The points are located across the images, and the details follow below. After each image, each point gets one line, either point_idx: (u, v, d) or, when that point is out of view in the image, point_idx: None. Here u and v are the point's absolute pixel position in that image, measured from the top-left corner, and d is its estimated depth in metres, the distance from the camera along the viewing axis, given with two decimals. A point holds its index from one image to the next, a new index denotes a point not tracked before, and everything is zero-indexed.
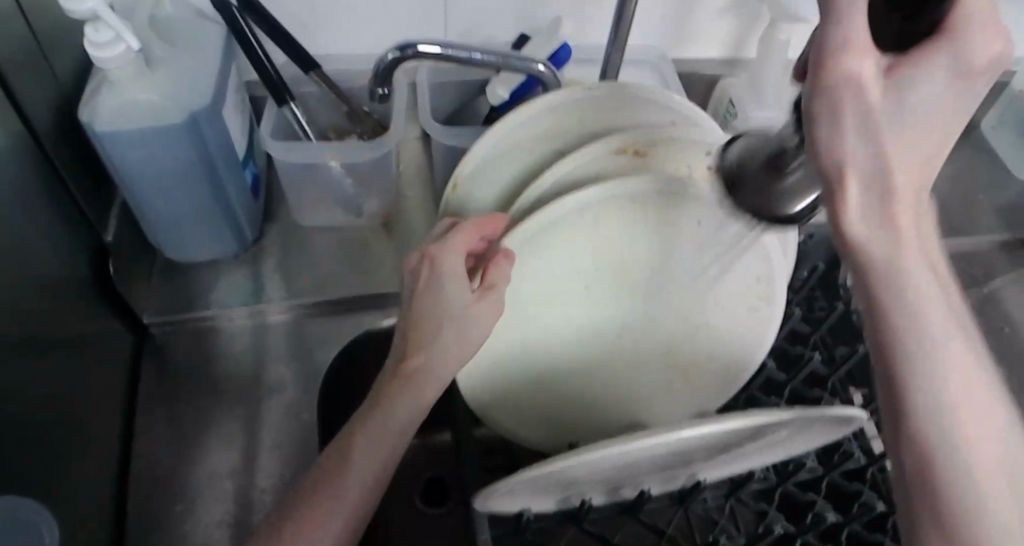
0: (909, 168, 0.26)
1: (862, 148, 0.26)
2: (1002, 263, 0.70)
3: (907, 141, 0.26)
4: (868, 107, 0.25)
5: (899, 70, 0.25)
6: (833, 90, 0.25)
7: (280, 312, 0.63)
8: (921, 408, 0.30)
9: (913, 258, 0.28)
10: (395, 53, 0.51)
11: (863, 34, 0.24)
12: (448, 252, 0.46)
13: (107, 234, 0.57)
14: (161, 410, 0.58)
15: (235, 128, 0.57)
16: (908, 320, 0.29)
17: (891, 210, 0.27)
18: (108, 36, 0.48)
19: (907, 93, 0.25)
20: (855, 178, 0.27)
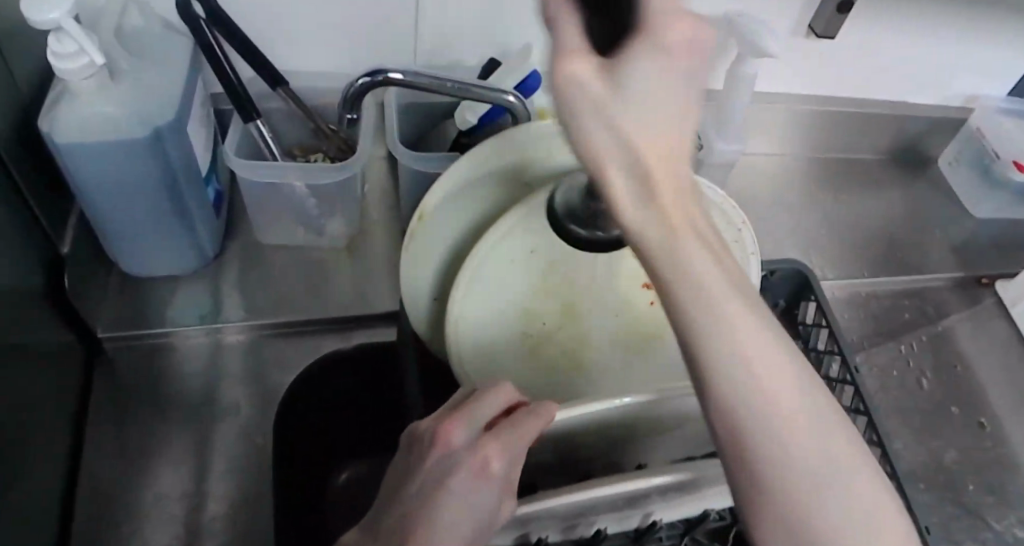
0: (652, 150, 0.25)
1: (608, 139, 0.26)
2: (953, 301, 0.72)
3: (647, 131, 0.25)
4: (589, 96, 0.25)
5: (615, 66, 0.25)
6: (565, 86, 0.25)
7: (238, 333, 0.62)
8: (760, 422, 0.27)
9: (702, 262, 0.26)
10: (365, 79, 0.50)
11: (573, 31, 0.25)
12: (498, 440, 0.35)
13: (62, 245, 0.56)
14: (110, 429, 0.57)
15: (199, 145, 0.56)
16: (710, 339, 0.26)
17: (656, 197, 0.26)
18: (72, 47, 0.46)
19: (632, 82, 0.24)
20: (612, 173, 0.26)
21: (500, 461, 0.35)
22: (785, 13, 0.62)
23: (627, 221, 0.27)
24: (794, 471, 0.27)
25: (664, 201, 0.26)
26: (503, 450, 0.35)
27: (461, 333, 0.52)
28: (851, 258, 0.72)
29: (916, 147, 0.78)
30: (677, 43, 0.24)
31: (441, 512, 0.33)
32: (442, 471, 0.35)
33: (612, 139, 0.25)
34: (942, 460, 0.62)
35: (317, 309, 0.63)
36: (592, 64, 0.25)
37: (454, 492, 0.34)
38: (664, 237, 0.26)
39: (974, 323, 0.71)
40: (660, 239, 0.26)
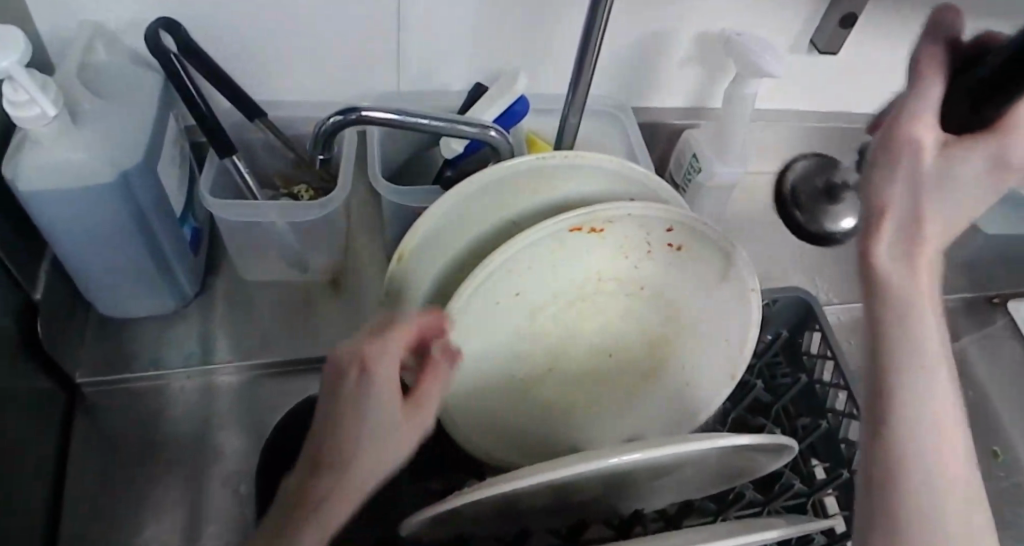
0: (936, 220, 0.32)
1: (909, 205, 0.31)
2: (965, 322, 0.69)
3: (947, 201, 0.31)
4: (918, 163, 0.31)
5: (950, 149, 0.31)
6: (898, 143, 0.31)
7: (227, 374, 0.61)
8: (908, 418, 0.35)
9: (925, 300, 0.34)
10: (338, 117, 0.48)
11: (930, 107, 0.31)
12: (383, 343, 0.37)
13: (35, 291, 0.54)
14: (91, 479, 0.55)
15: (172, 185, 0.54)
16: (901, 354, 0.35)
17: (916, 257, 0.33)
18: (24, 96, 0.44)
19: (954, 164, 0.31)
20: (890, 220, 0.32)
21: (386, 354, 0.37)
22: (783, 29, 0.60)
23: (876, 255, 0.33)
24: (937, 462, 0.35)
25: (914, 257, 0.33)
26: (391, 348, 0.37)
27: (450, 378, 0.47)
28: (856, 280, 0.69)
29: None
30: (1011, 154, 0.31)
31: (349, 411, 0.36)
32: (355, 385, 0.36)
33: (908, 201, 0.31)
34: None
35: (307, 348, 0.62)
36: (940, 137, 0.31)
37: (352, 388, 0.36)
38: (909, 277, 0.33)
39: (985, 346, 0.68)
40: (901, 275, 0.33)
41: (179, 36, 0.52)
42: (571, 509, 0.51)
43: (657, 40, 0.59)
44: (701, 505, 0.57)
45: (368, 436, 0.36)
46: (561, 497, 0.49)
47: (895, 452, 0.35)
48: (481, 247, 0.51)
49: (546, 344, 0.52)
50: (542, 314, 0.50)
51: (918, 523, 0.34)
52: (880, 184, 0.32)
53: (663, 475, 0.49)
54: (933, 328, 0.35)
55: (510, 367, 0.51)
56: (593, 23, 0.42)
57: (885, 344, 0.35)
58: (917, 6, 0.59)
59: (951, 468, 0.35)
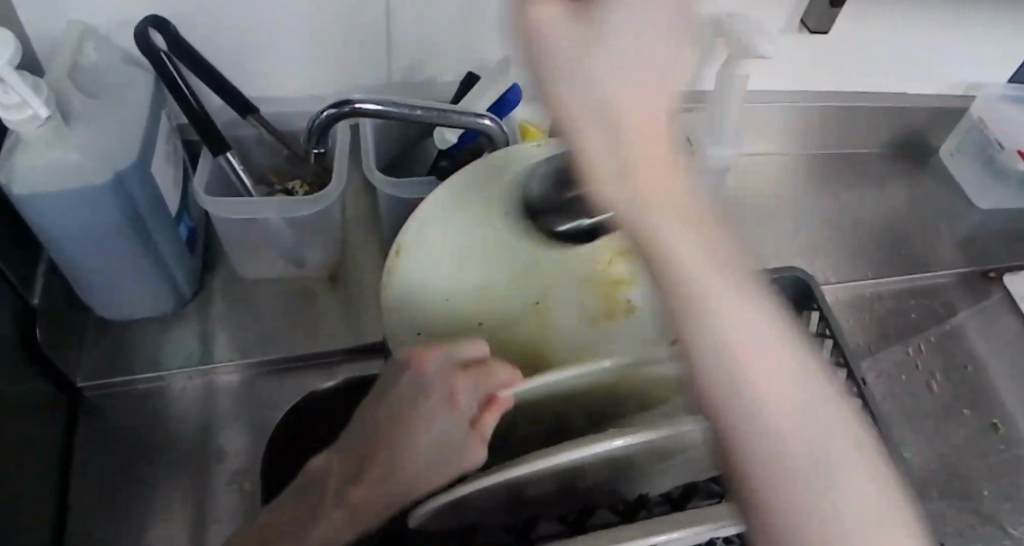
0: (632, 98, 0.31)
1: (600, 93, 0.31)
2: (961, 297, 0.69)
3: (624, 89, 0.31)
4: (556, 48, 0.32)
5: (595, 13, 0.31)
6: (542, 46, 0.32)
7: (227, 371, 0.60)
8: (747, 359, 0.28)
9: (671, 228, 0.30)
10: (331, 111, 0.48)
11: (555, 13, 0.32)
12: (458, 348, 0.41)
13: (33, 295, 0.54)
14: (97, 482, 0.55)
15: (167, 184, 0.54)
16: (692, 320, 0.29)
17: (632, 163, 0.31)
18: (16, 99, 0.44)
19: (604, 34, 0.31)
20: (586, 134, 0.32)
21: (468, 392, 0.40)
22: (772, 11, 0.60)
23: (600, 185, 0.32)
24: (779, 429, 0.28)
25: (641, 160, 0.30)
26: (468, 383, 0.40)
27: None
28: (853, 259, 0.69)
29: (915, 138, 0.76)
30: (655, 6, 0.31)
31: (409, 434, 0.39)
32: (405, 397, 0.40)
33: (590, 88, 0.31)
34: (959, 466, 0.60)
35: (305, 343, 0.62)
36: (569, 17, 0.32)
37: (421, 413, 0.40)
38: (637, 203, 0.30)
39: (981, 320, 0.68)
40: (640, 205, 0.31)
41: (168, 33, 0.51)
42: (575, 496, 0.51)
43: None
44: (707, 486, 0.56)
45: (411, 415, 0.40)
46: (567, 482, 0.49)
47: (722, 419, 0.28)
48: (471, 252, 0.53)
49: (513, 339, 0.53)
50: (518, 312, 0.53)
51: (764, 472, 0.27)
52: (576, 93, 0.31)
53: (669, 458, 0.50)
54: (699, 270, 0.29)
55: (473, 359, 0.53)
56: None
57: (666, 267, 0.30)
58: None
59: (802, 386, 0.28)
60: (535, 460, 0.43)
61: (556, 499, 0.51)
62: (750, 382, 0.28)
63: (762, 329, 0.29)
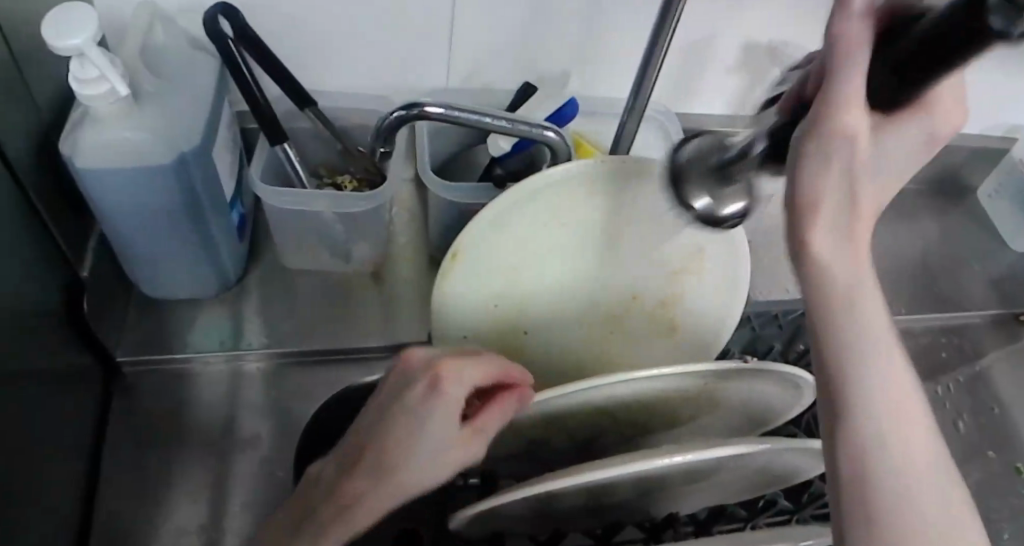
0: (874, 200, 0.25)
1: (845, 189, 0.24)
2: (990, 338, 0.70)
3: (877, 189, 0.25)
4: (853, 148, 0.23)
5: (886, 129, 0.24)
6: (823, 144, 0.23)
7: (260, 359, 0.61)
8: (867, 420, 0.29)
9: (867, 286, 0.27)
10: (401, 112, 0.49)
11: (859, 79, 0.22)
12: (456, 363, 0.39)
13: (82, 269, 0.54)
14: (129, 458, 0.56)
15: (224, 169, 0.55)
16: (850, 362, 0.28)
17: (858, 253, 0.26)
18: (94, 73, 0.44)
19: (890, 150, 0.24)
20: (820, 220, 0.25)
21: (457, 385, 0.38)
22: None
23: (816, 253, 0.26)
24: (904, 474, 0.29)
25: (859, 238, 0.26)
26: (458, 381, 0.38)
27: None
28: (887, 293, 0.70)
29: (954, 177, 0.76)
30: (938, 130, 0.25)
31: (399, 425, 0.38)
32: (397, 391, 0.39)
33: (843, 190, 0.24)
34: (980, 506, 0.60)
35: (341, 337, 0.62)
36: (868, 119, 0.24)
37: (418, 413, 0.38)
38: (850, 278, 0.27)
39: (1010, 363, 0.69)
40: (844, 273, 0.26)
41: (237, 23, 0.52)
42: (606, 509, 0.52)
43: (704, 46, 0.59)
44: (732, 510, 0.57)
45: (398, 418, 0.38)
46: (597, 497, 0.49)
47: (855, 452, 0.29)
48: (519, 262, 0.52)
49: (550, 348, 0.55)
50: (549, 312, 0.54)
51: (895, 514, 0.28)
52: (814, 169, 0.24)
53: (700, 479, 0.50)
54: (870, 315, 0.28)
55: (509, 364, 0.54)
56: (655, 51, 0.44)
57: (819, 329, 0.28)
58: None
59: (912, 446, 0.29)
60: (578, 476, 0.43)
61: (586, 514, 0.52)
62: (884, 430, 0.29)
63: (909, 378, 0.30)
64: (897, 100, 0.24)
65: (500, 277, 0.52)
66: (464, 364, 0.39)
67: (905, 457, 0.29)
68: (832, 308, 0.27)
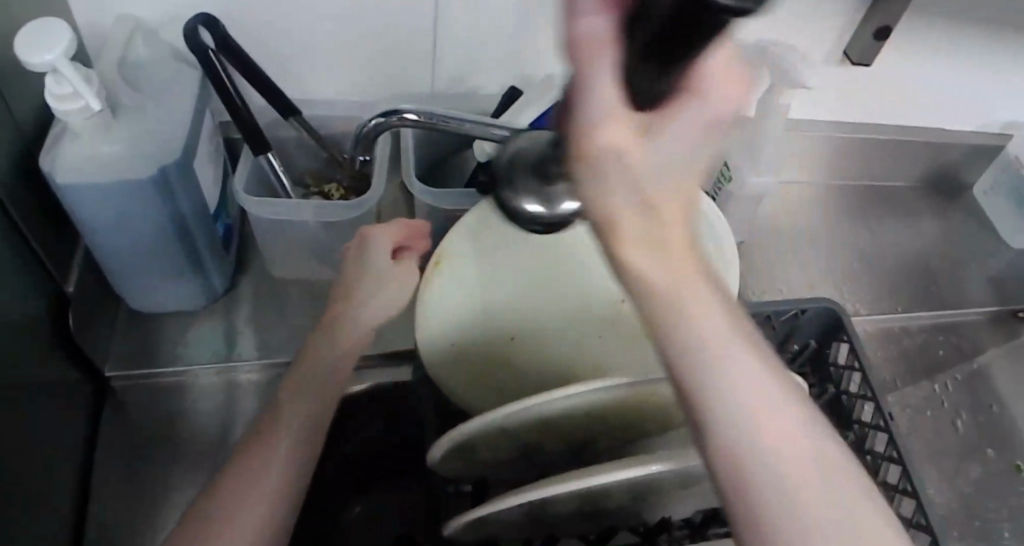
0: (663, 186, 0.29)
1: (633, 194, 0.29)
2: (989, 336, 0.69)
3: (662, 182, 0.29)
4: (622, 161, 0.27)
5: (658, 121, 0.27)
6: (598, 156, 0.28)
7: (251, 371, 0.60)
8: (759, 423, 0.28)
9: (694, 295, 0.30)
10: (379, 119, 0.49)
11: (608, 79, 0.25)
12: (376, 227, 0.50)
13: (67, 284, 0.54)
14: (118, 473, 0.56)
15: (208, 181, 0.54)
16: (702, 367, 0.29)
17: (670, 248, 0.30)
18: (69, 89, 0.44)
19: (662, 140, 0.28)
20: (623, 227, 0.30)
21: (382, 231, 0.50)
22: (819, 42, 0.60)
23: (628, 255, 0.30)
24: (784, 466, 0.28)
25: (671, 244, 0.30)
26: (378, 236, 0.50)
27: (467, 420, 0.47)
28: (883, 292, 0.69)
29: (949, 174, 0.76)
30: (715, 111, 0.28)
31: (356, 283, 0.48)
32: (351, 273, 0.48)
33: (629, 193, 0.29)
34: (982, 506, 0.60)
35: None
36: (637, 120, 0.27)
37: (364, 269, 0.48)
38: (671, 281, 0.30)
39: (1009, 361, 0.68)
40: (661, 275, 0.30)
41: (217, 33, 0.52)
42: (600, 516, 0.51)
43: None
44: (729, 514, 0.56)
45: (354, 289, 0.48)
46: (592, 502, 0.49)
47: (736, 458, 0.28)
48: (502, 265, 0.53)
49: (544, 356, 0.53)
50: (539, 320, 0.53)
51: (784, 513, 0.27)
52: (596, 180, 0.28)
53: (694, 483, 0.49)
54: (709, 307, 0.31)
55: (501, 373, 0.52)
56: None
57: (665, 332, 0.30)
58: (956, 20, 0.59)
59: (794, 454, 0.28)
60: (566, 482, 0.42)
61: (579, 520, 0.52)
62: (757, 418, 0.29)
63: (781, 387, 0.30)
64: (663, 82, 0.25)
65: (487, 279, 0.53)
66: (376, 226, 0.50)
67: (783, 450, 0.28)
68: (653, 302, 0.30)
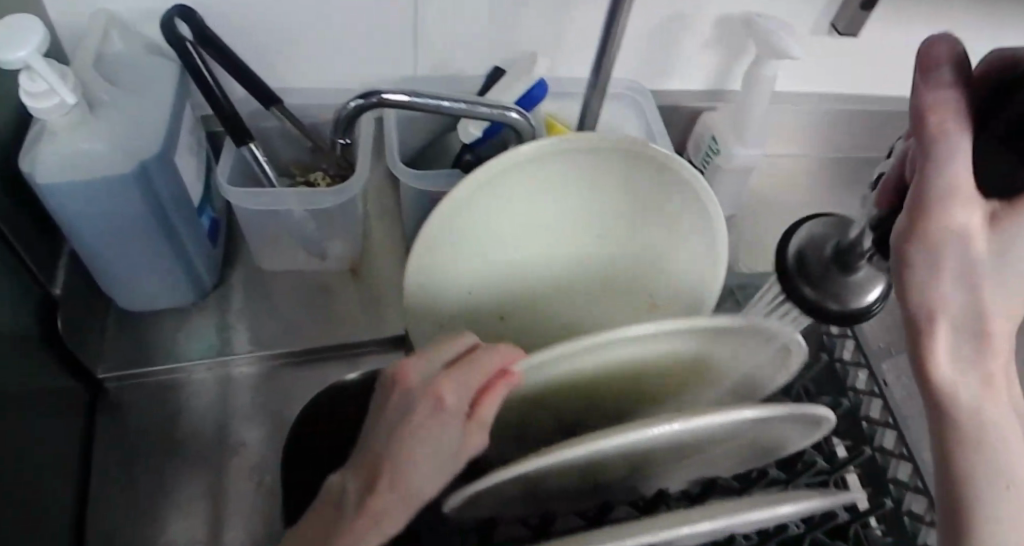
0: (1002, 322, 0.28)
1: (960, 294, 0.27)
2: None
3: (1015, 289, 0.28)
4: (966, 246, 0.26)
5: (997, 226, 0.27)
6: (929, 238, 0.26)
7: (245, 365, 0.60)
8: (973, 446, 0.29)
9: (992, 363, 0.29)
10: (359, 101, 0.49)
11: (963, 165, 0.26)
12: (456, 376, 0.36)
13: (54, 285, 0.53)
14: (116, 475, 0.55)
15: (191, 174, 0.54)
16: (971, 438, 0.29)
17: (985, 358, 0.28)
18: (43, 86, 0.44)
19: (1010, 243, 0.27)
20: (940, 330, 0.28)
21: (456, 395, 0.36)
22: (805, 12, 0.59)
23: (935, 357, 0.28)
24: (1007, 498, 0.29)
25: (990, 333, 0.28)
26: (458, 388, 0.36)
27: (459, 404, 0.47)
28: None
29: None
30: None
31: (403, 452, 0.35)
32: (409, 419, 0.36)
33: (961, 295, 0.27)
34: None
35: (327, 337, 0.61)
36: (980, 216, 0.27)
37: (441, 438, 0.35)
38: (977, 356, 0.28)
39: None
40: (972, 396, 0.29)
41: (194, 25, 0.51)
42: (596, 491, 0.51)
43: (677, 20, 0.58)
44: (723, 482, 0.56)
45: (420, 454, 0.35)
46: (589, 477, 0.49)
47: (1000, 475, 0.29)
48: (495, 236, 0.52)
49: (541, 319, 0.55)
50: (532, 281, 0.55)
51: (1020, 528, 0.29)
52: (926, 278, 0.27)
53: (689, 456, 0.50)
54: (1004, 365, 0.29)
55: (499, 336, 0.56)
56: (612, 23, 0.44)
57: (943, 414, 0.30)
58: None
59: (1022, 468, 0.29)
60: (606, 541, 0.38)
61: (574, 498, 0.52)
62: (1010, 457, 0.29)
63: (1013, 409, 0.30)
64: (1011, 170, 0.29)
65: (481, 250, 0.52)
66: (460, 376, 0.36)
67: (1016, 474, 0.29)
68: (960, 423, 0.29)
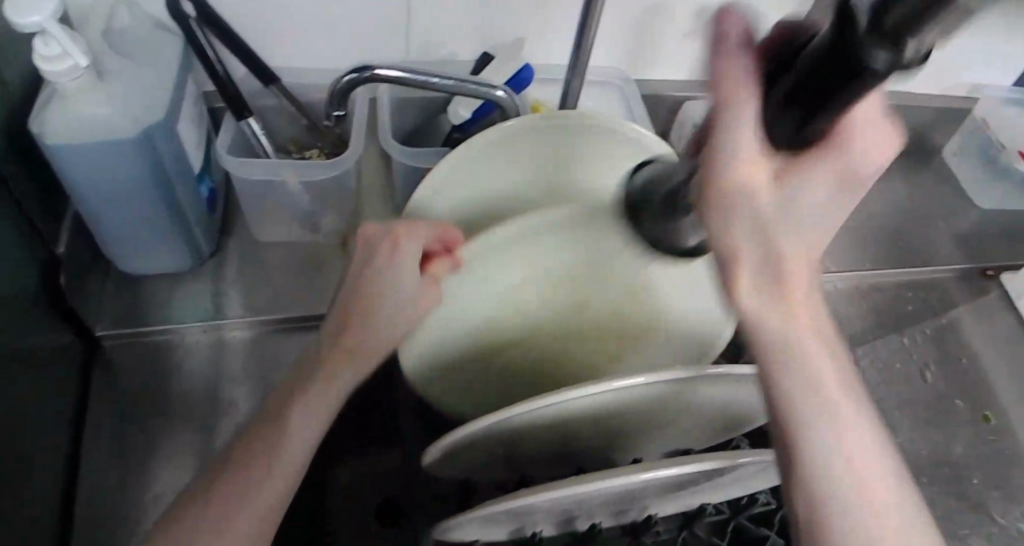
0: (797, 252, 0.29)
1: (757, 242, 0.29)
2: (959, 292, 0.71)
3: (807, 231, 0.29)
4: (756, 207, 0.28)
5: (789, 178, 0.27)
6: (727, 196, 0.28)
7: (237, 330, 0.63)
8: (789, 400, 0.31)
9: (805, 317, 0.31)
10: (352, 75, 0.51)
11: (750, 125, 0.26)
12: (411, 230, 0.44)
13: (58, 245, 0.56)
14: (107, 429, 0.57)
15: (191, 144, 0.56)
16: (782, 382, 0.31)
17: (788, 299, 0.30)
18: (57, 50, 0.46)
19: (745, 196, 0.27)
20: (743, 266, 0.29)
21: (411, 242, 0.44)
22: None
23: (741, 294, 0.30)
24: (859, 468, 0.31)
25: (790, 280, 0.30)
26: (414, 237, 0.44)
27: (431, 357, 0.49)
28: (853, 250, 0.71)
29: (920, 138, 0.78)
30: (859, 168, 0.28)
31: (368, 292, 0.43)
32: (369, 265, 0.44)
33: (759, 242, 0.29)
34: (949, 453, 0.61)
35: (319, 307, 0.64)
36: (773, 169, 0.27)
37: (389, 277, 0.43)
38: (790, 297, 0.30)
39: (979, 315, 0.70)
40: (777, 318, 0.30)
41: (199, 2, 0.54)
42: (571, 457, 0.53)
43: (659, 11, 0.61)
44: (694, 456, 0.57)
45: (372, 296, 0.43)
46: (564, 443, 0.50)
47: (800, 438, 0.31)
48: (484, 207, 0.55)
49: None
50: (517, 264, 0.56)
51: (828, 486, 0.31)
52: (719, 218, 0.28)
53: (665, 423, 0.51)
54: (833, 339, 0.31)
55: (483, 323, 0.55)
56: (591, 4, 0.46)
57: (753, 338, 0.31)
58: None
59: (857, 434, 0.31)
60: (566, 484, 0.40)
61: (550, 464, 0.53)
62: (834, 421, 0.31)
63: (835, 372, 0.31)
64: (803, 134, 0.26)
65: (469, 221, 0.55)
66: (414, 227, 0.44)
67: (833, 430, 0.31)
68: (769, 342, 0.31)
